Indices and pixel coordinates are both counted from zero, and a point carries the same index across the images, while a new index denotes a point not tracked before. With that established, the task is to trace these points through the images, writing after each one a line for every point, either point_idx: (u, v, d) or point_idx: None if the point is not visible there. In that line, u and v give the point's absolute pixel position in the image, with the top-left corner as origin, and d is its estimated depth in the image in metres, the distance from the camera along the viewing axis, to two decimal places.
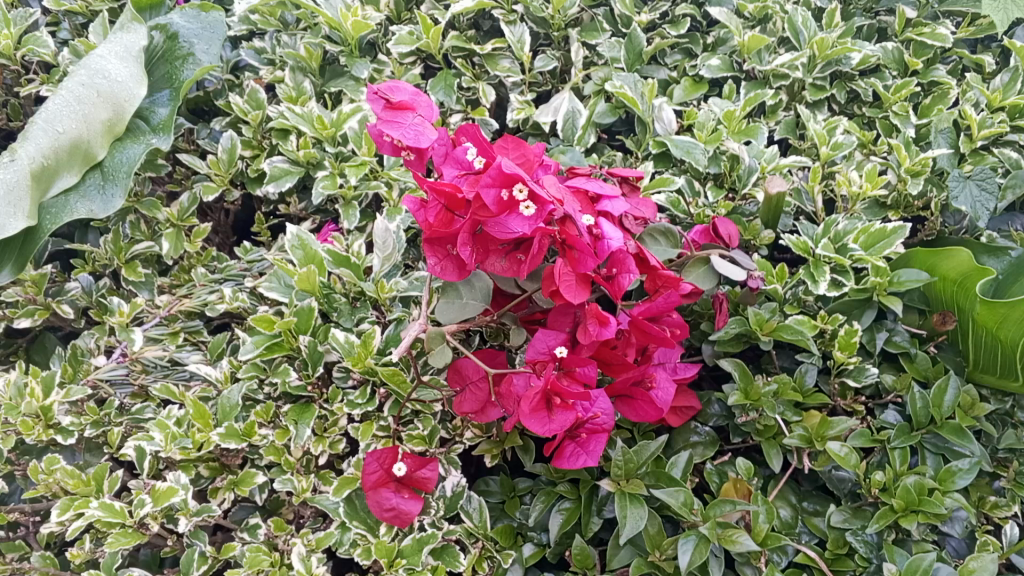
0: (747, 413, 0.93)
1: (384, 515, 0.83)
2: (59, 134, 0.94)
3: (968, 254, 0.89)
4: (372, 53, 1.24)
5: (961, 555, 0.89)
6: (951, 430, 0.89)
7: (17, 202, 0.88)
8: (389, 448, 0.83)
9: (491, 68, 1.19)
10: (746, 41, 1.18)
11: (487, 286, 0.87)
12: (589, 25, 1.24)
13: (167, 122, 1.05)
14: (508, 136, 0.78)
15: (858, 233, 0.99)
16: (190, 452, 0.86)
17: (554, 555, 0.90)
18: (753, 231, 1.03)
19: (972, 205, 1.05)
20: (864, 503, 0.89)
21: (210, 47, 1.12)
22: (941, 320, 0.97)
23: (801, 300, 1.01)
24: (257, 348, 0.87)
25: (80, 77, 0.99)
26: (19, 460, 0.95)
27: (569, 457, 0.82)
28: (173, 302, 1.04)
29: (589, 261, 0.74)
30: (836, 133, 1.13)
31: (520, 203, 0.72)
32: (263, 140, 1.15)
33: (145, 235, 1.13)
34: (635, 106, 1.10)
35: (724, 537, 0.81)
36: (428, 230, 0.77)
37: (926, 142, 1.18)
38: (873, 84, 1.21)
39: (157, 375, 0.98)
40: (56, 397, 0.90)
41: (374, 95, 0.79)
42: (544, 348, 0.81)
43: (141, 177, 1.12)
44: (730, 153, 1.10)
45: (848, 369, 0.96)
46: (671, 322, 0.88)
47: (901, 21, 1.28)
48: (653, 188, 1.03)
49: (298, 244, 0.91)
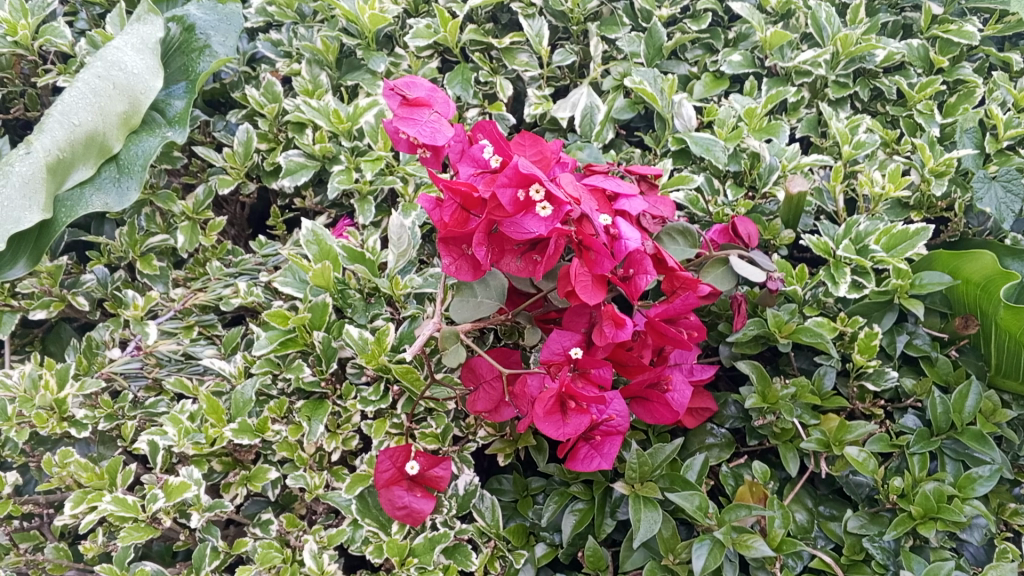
0: (764, 416, 0.92)
1: (396, 514, 0.82)
2: (74, 127, 0.94)
3: (993, 257, 0.87)
4: (389, 46, 1.23)
5: (980, 562, 0.88)
6: (972, 436, 0.87)
7: (32, 195, 0.89)
8: (402, 446, 0.83)
9: (508, 62, 1.17)
10: (769, 37, 1.15)
11: (502, 285, 0.85)
12: (609, 19, 1.22)
13: (183, 114, 1.04)
14: (525, 133, 0.77)
15: (879, 234, 0.98)
16: (203, 447, 0.86)
17: (566, 555, 0.90)
18: (773, 231, 1.02)
19: (997, 206, 1.02)
20: (882, 509, 0.88)
21: (227, 39, 1.12)
22: (962, 324, 0.95)
23: (821, 301, 0.99)
24: (270, 344, 0.87)
25: (96, 68, 0.98)
26: (34, 452, 0.96)
27: (582, 460, 0.81)
28: (188, 296, 1.04)
29: (606, 262, 0.73)
30: (859, 131, 1.11)
31: (537, 203, 0.71)
32: (279, 134, 1.14)
33: (161, 227, 1.12)
34: (654, 102, 1.08)
35: (739, 542, 0.81)
36: (443, 229, 0.76)
37: (950, 142, 1.15)
38: (898, 82, 1.18)
39: (170, 368, 0.99)
40: (70, 390, 0.90)
41: (390, 92, 0.78)
42: (559, 348, 0.80)
43: (156, 169, 1.12)
44: (751, 151, 1.08)
45: (868, 372, 0.94)
46: (689, 324, 0.86)
47: (928, 17, 1.26)
48: (671, 186, 1.02)
49: (312, 238, 0.90)
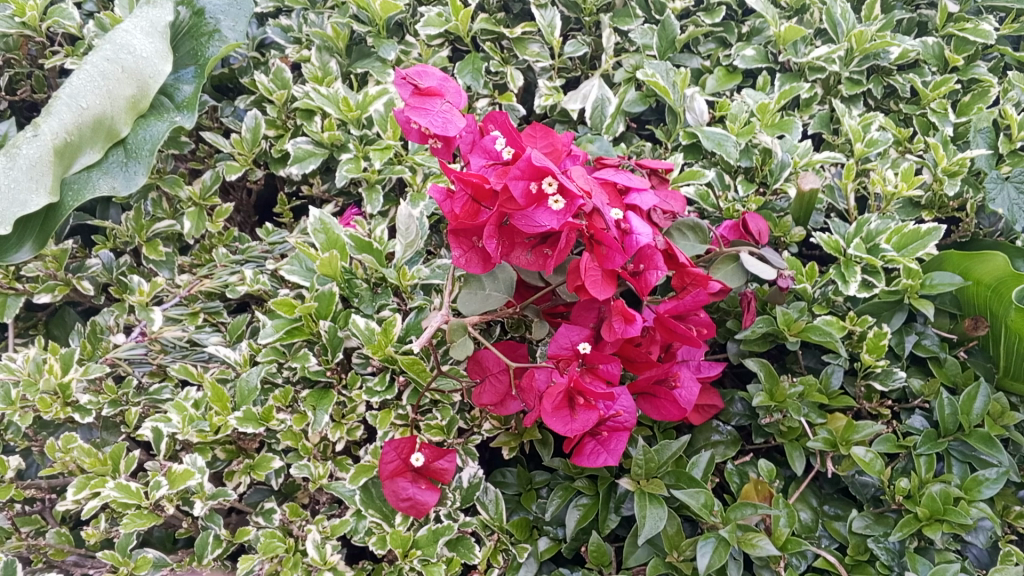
0: (771, 414, 0.91)
1: (400, 505, 0.82)
2: (82, 110, 0.93)
3: (1005, 259, 0.87)
4: (399, 34, 1.22)
5: (983, 565, 0.88)
6: (980, 438, 0.86)
7: (39, 178, 0.88)
8: (408, 438, 0.82)
9: (520, 53, 1.16)
10: (782, 32, 1.15)
11: (511, 278, 0.85)
12: (621, 11, 1.21)
13: (192, 100, 1.04)
14: (537, 124, 0.76)
15: (891, 233, 0.97)
16: (208, 434, 0.85)
17: (569, 549, 0.90)
18: (783, 228, 1.01)
19: (1010, 208, 1.02)
20: (887, 510, 0.88)
21: (237, 24, 1.11)
22: (972, 326, 0.95)
23: (830, 300, 0.98)
24: (276, 332, 0.86)
25: (104, 51, 0.97)
26: (36, 436, 0.96)
27: (588, 456, 0.81)
28: (193, 282, 1.03)
29: (617, 258, 0.73)
30: (872, 128, 1.10)
31: (549, 196, 0.70)
32: (287, 121, 1.13)
33: (167, 213, 1.11)
34: (667, 96, 1.06)
35: (744, 540, 0.80)
36: (453, 221, 0.75)
37: (964, 141, 1.14)
38: (912, 80, 1.18)
39: (175, 355, 0.98)
40: (74, 375, 0.89)
41: (401, 81, 0.77)
42: (568, 343, 0.80)
43: (163, 154, 1.11)
44: (763, 147, 1.07)
45: (876, 372, 0.94)
46: (698, 322, 0.86)
47: (943, 15, 1.25)
48: (682, 181, 1.01)
49: (320, 227, 0.90)
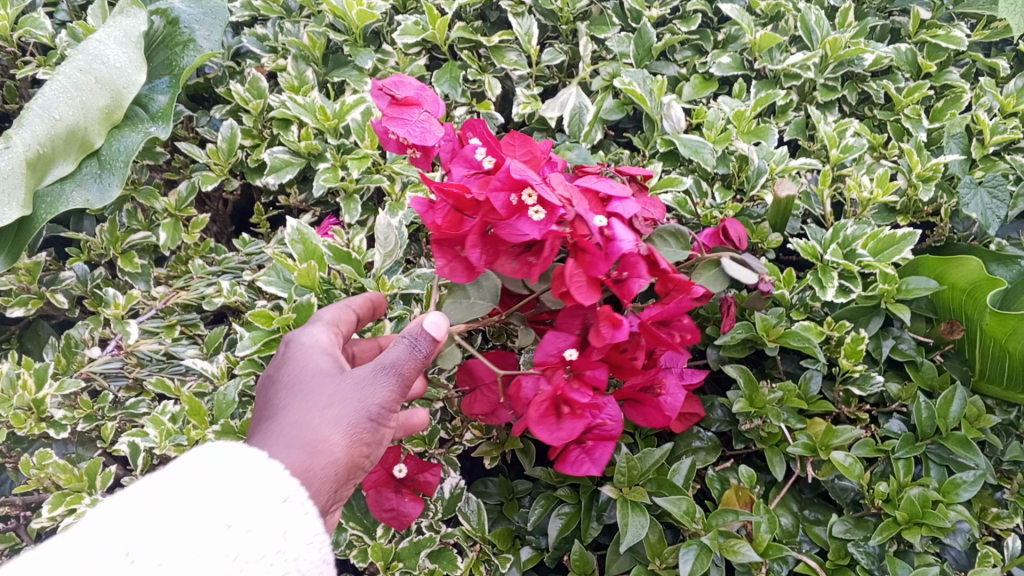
0: (751, 420, 0.92)
1: (382, 516, 0.81)
2: (55, 121, 0.92)
3: (979, 263, 0.88)
4: (376, 42, 1.22)
5: (961, 567, 0.88)
6: (956, 441, 0.87)
7: (12, 190, 0.87)
8: (393, 449, 0.81)
9: (497, 61, 1.16)
10: (758, 39, 1.16)
11: (496, 286, 0.83)
12: (598, 19, 1.22)
13: (166, 110, 1.02)
14: (516, 132, 0.76)
15: (867, 239, 0.97)
16: (184, 448, 0.85)
17: (552, 559, 0.89)
18: (761, 234, 1.02)
19: (983, 212, 1.03)
20: (867, 514, 0.88)
21: (212, 33, 1.10)
22: (948, 329, 0.96)
23: (808, 305, 0.99)
24: (254, 344, 0.85)
25: (77, 60, 0.96)
26: (10, 452, 0.94)
27: (574, 464, 0.81)
28: (169, 294, 1.02)
29: (601, 266, 0.73)
30: (847, 135, 1.10)
31: (530, 207, 0.71)
32: (263, 130, 1.12)
33: (142, 224, 1.09)
34: (644, 103, 1.07)
35: (726, 547, 0.81)
36: (435, 232, 0.75)
37: (938, 147, 1.16)
38: (885, 87, 1.19)
39: (152, 368, 0.97)
40: (48, 390, 0.88)
41: (379, 91, 0.77)
42: (554, 350, 0.77)
43: (139, 165, 1.10)
44: (739, 154, 1.08)
45: (854, 377, 0.94)
46: (682, 328, 0.85)
47: (915, 22, 1.27)
48: (660, 188, 1.02)
49: (298, 238, 0.88)
